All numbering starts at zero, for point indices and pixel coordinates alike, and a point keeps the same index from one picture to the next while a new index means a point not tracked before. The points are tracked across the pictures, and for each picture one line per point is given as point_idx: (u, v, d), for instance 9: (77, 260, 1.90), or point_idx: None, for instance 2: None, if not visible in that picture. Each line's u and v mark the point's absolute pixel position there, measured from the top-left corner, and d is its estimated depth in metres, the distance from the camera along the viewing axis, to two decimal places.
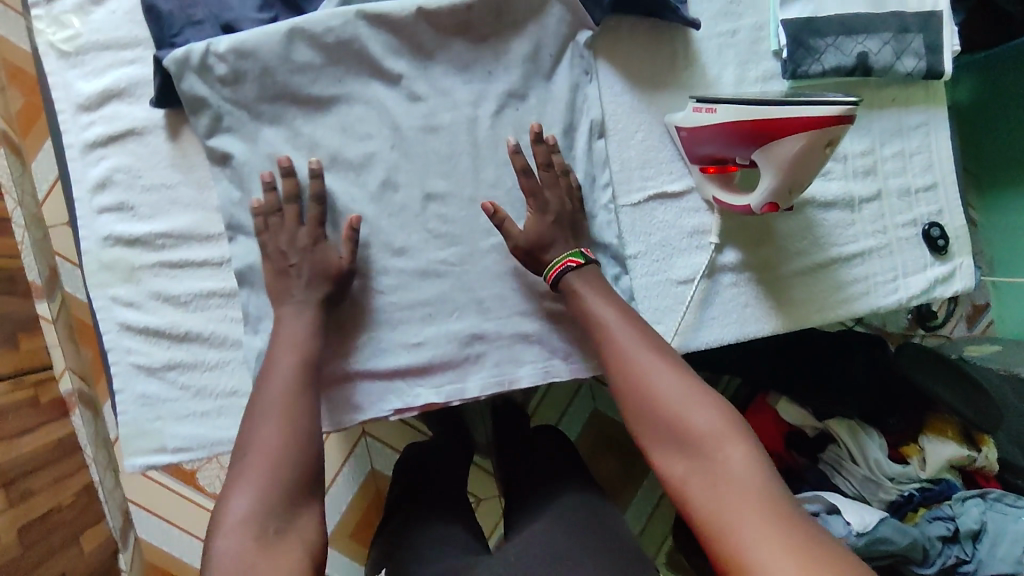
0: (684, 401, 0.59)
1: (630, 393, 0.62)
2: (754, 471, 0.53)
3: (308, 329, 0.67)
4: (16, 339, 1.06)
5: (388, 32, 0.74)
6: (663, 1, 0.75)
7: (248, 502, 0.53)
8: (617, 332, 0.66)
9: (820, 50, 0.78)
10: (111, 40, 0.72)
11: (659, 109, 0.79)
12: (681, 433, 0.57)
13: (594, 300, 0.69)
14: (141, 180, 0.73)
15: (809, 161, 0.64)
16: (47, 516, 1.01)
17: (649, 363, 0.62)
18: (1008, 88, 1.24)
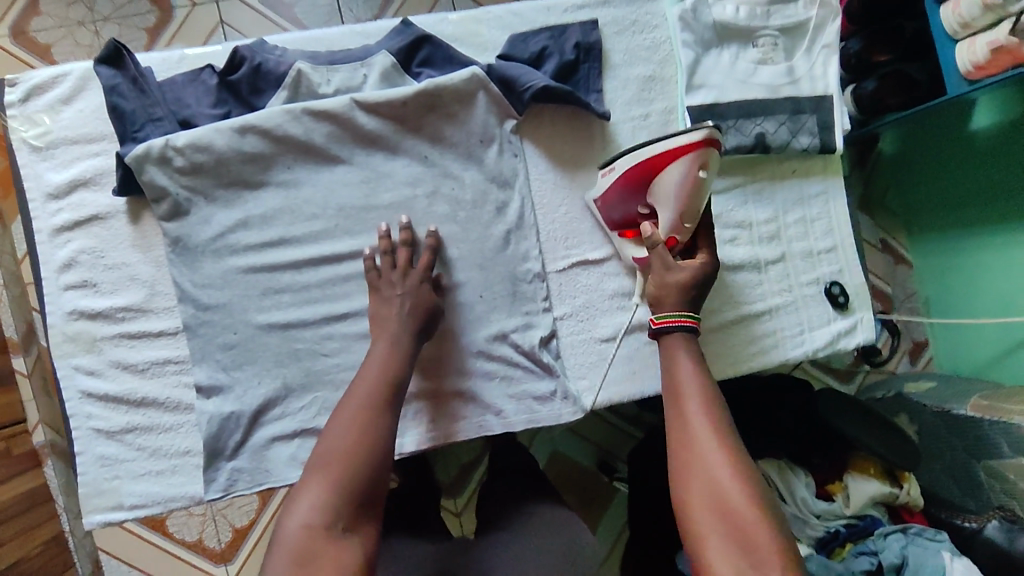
0: (750, 506, 0.56)
1: (692, 472, 0.59)
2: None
3: (392, 351, 0.70)
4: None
5: (331, 123, 0.82)
6: (577, 97, 0.84)
7: (310, 503, 0.57)
8: (693, 400, 0.64)
9: (722, 131, 0.87)
10: (79, 135, 0.80)
11: (580, 185, 0.88)
12: (737, 535, 0.55)
13: (684, 354, 0.67)
14: (104, 259, 0.80)
15: (693, 185, 0.72)
16: (12, 567, 1.06)
17: (724, 449, 0.60)
18: (925, 141, 1.33)
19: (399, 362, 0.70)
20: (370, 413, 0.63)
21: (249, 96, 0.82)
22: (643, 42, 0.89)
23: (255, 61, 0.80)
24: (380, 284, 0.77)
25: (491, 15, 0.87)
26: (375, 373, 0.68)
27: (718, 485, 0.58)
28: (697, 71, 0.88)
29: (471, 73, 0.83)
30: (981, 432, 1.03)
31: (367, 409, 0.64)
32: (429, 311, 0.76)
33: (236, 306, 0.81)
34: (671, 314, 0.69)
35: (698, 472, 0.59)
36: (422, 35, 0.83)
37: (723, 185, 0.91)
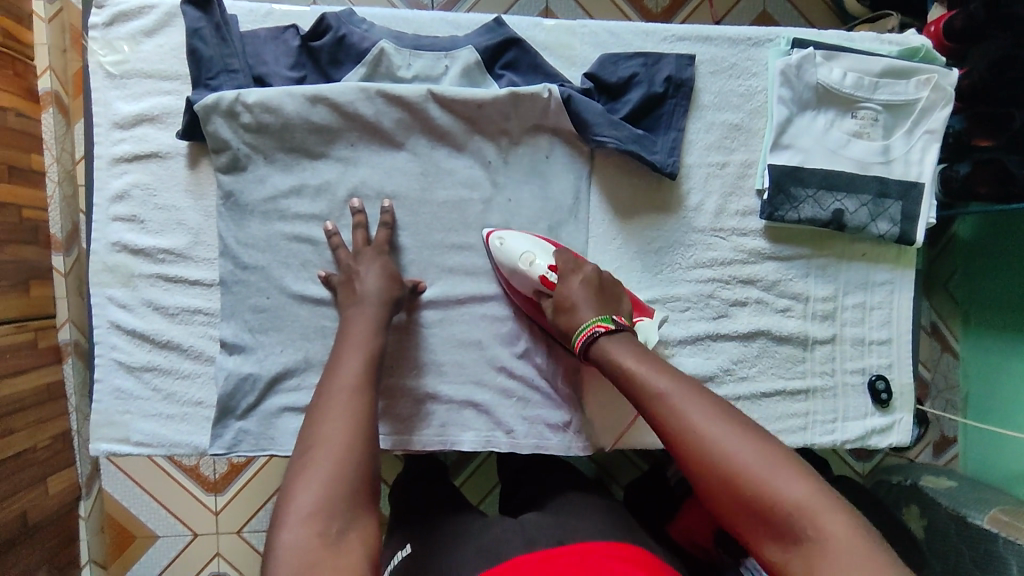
0: (768, 471, 0.52)
1: (699, 467, 0.55)
2: (863, 546, 0.47)
3: (369, 348, 0.68)
4: (27, 286, 1.20)
5: (403, 111, 0.80)
6: (641, 154, 0.80)
7: (312, 495, 0.52)
8: (661, 405, 0.60)
9: (799, 199, 0.84)
10: (153, 70, 0.79)
11: (638, 224, 0.85)
12: (771, 513, 0.51)
13: (629, 358, 0.65)
14: (155, 198, 0.79)
15: (508, 249, 0.79)
16: (20, 455, 1.14)
17: (719, 432, 0.56)
18: (1005, 231, 1.21)
19: (376, 348, 0.68)
20: (360, 398, 0.61)
21: (327, 66, 0.80)
22: (738, 88, 0.85)
23: (340, 32, 0.78)
24: (347, 261, 0.77)
25: (587, 29, 0.84)
26: (355, 365, 0.65)
27: (731, 470, 0.53)
28: (787, 131, 0.84)
29: (547, 90, 0.79)
30: (991, 547, 0.96)
31: (357, 392, 0.62)
32: (396, 287, 0.76)
33: (272, 269, 0.80)
34: (581, 332, 0.71)
35: (704, 468, 0.55)
36: (512, 37, 0.81)
37: (786, 254, 0.87)
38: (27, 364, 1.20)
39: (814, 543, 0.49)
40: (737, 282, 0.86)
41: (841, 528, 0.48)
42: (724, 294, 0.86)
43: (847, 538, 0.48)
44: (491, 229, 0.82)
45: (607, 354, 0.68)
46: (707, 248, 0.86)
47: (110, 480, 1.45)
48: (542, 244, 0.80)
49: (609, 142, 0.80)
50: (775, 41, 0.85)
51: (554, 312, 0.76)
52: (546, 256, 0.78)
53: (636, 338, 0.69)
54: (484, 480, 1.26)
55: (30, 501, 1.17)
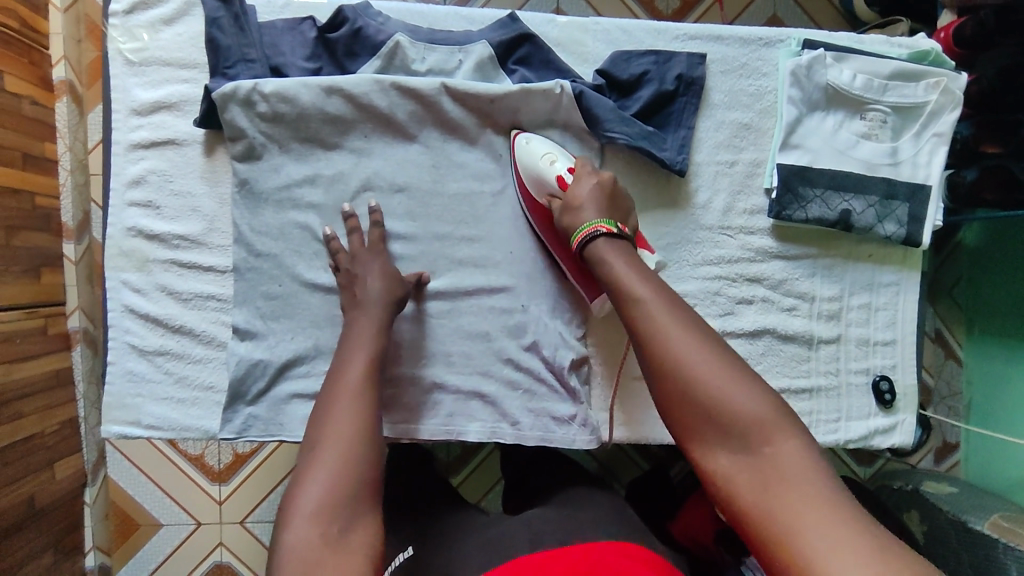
0: (730, 383, 0.54)
1: (662, 368, 0.57)
2: (808, 468, 0.49)
3: (372, 349, 0.68)
4: (38, 273, 1.26)
5: (416, 103, 0.81)
6: (651, 151, 0.81)
7: (317, 495, 0.53)
8: (641, 306, 0.61)
9: (807, 199, 0.84)
10: (172, 58, 0.80)
11: (646, 220, 0.86)
12: (724, 419, 0.53)
13: (620, 264, 0.67)
14: (171, 184, 0.80)
15: (531, 150, 0.81)
16: (28, 439, 1.20)
17: (691, 340, 0.57)
18: (1012, 238, 1.21)
19: (378, 350, 0.69)
20: (364, 398, 0.62)
21: (343, 57, 0.81)
22: (748, 88, 0.86)
23: (357, 24, 0.79)
24: (345, 264, 0.78)
25: (600, 26, 0.84)
26: (359, 366, 0.66)
27: (695, 375, 0.55)
28: (796, 131, 0.85)
29: (559, 86, 0.80)
30: (990, 553, 0.96)
31: (361, 392, 0.63)
32: (398, 286, 0.77)
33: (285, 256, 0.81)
34: (581, 229, 0.72)
35: (668, 369, 0.56)
36: (525, 33, 0.82)
37: (793, 253, 0.88)
38: (38, 349, 1.26)
39: (760, 454, 0.51)
40: (744, 280, 0.87)
41: (790, 447, 0.50)
42: (731, 292, 0.87)
43: (794, 455, 0.50)
44: (521, 129, 0.83)
45: (599, 255, 0.69)
46: (715, 246, 0.87)
47: (116, 469, 1.47)
48: (566, 152, 0.82)
49: (619, 138, 0.81)
50: (786, 42, 0.86)
51: (559, 211, 0.77)
52: (567, 160, 0.80)
53: (631, 248, 0.69)
54: (487, 476, 1.27)
55: (37, 486, 1.23)
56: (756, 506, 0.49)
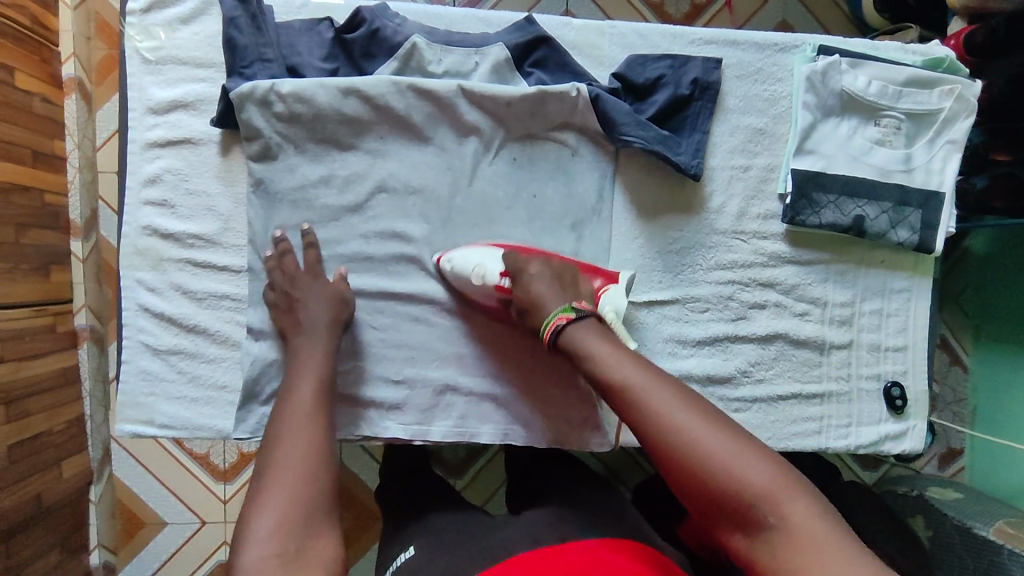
0: (733, 458, 0.53)
1: (664, 456, 0.56)
2: (825, 534, 0.49)
3: (324, 371, 0.71)
4: (47, 271, 1.29)
5: (432, 105, 0.81)
6: (667, 155, 0.81)
7: (272, 513, 0.54)
8: (628, 395, 0.60)
9: (820, 204, 0.85)
10: (188, 57, 0.80)
11: (660, 224, 0.86)
12: (738, 502, 0.52)
13: (597, 347, 0.65)
14: (186, 183, 0.80)
15: (459, 268, 0.80)
16: (38, 437, 1.23)
17: (685, 418, 0.56)
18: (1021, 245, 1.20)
19: (330, 371, 0.72)
20: (315, 421, 0.64)
21: (360, 58, 0.81)
22: (763, 93, 0.86)
23: (374, 26, 0.79)
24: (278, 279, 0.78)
25: (616, 30, 0.85)
26: (313, 387, 0.68)
27: (696, 455, 0.54)
28: (811, 136, 0.85)
29: (575, 89, 0.80)
30: (996, 559, 0.96)
31: (313, 415, 0.65)
32: (341, 309, 0.77)
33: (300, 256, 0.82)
34: (544, 326, 0.71)
35: (668, 456, 0.55)
36: (542, 36, 0.82)
37: (806, 258, 0.88)
38: (50, 346, 1.30)
39: (781, 529, 0.50)
40: (757, 285, 0.87)
41: (805, 516, 0.50)
42: (744, 297, 0.87)
43: (816, 525, 0.49)
44: (440, 254, 0.83)
45: (574, 344, 0.68)
46: (728, 250, 0.87)
47: (121, 467, 1.47)
48: (488, 251, 0.81)
49: (635, 142, 0.80)
50: (801, 47, 0.86)
51: (519, 312, 0.76)
52: (495, 261, 0.79)
53: (601, 326, 0.69)
54: (491, 481, 1.28)
55: (45, 484, 1.25)
56: None
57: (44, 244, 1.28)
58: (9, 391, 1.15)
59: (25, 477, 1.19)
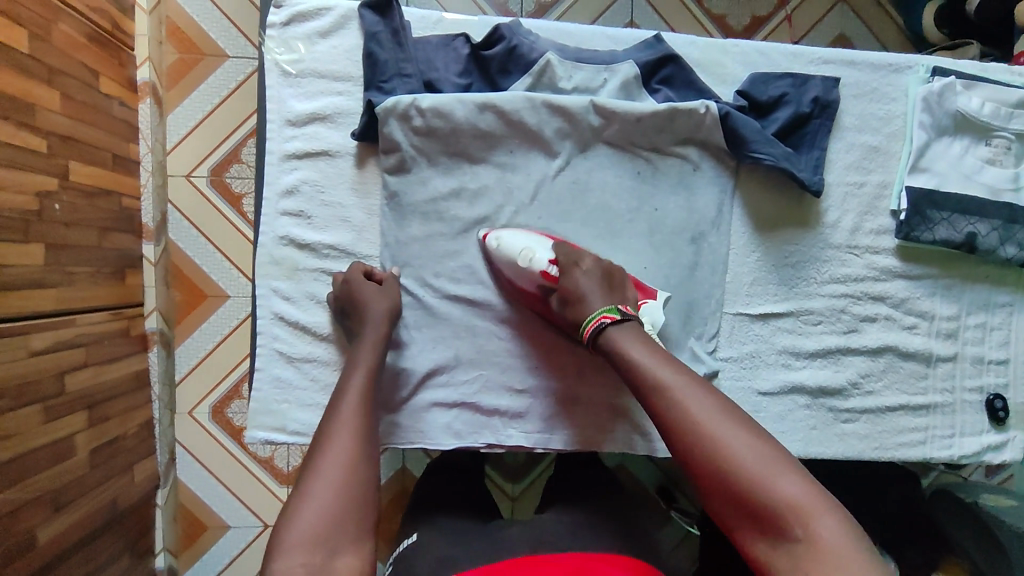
0: (765, 469, 0.54)
1: (695, 460, 0.57)
2: (849, 550, 0.49)
3: (370, 373, 0.70)
4: (122, 274, 1.28)
5: (562, 119, 0.83)
6: (793, 173, 0.84)
7: (310, 520, 0.55)
8: (661, 401, 0.61)
9: (934, 221, 0.87)
10: (326, 71, 0.81)
11: (779, 237, 0.88)
12: (761, 510, 0.53)
13: (637, 348, 0.66)
14: (323, 194, 0.82)
15: (506, 247, 0.80)
16: (113, 443, 1.24)
17: (719, 425, 0.57)
18: None
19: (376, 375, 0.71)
20: (360, 429, 0.63)
21: (495, 74, 0.83)
22: (878, 112, 0.89)
23: (512, 43, 0.81)
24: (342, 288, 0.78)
25: (739, 48, 0.87)
26: (356, 393, 0.67)
27: (727, 462, 0.55)
28: (925, 155, 0.88)
29: (705, 107, 0.82)
30: None
31: (357, 421, 0.64)
32: (393, 303, 0.78)
33: (431, 268, 0.83)
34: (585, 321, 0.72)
35: (701, 459, 0.57)
36: (671, 54, 0.84)
37: (916, 272, 0.90)
38: (123, 352, 1.28)
39: (801, 541, 0.50)
40: (868, 298, 0.90)
41: (832, 532, 0.50)
42: (856, 310, 0.89)
43: (834, 541, 0.49)
44: (487, 230, 0.83)
45: (614, 345, 0.68)
46: (841, 264, 0.89)
47: (187, 472, 1.45)
48: (539, 238, 0.81)
49: (766, 159, 0.82)
50: (914, 69, 0.89)
51: (561, 303, 0.76)
52: (546, 249, 0.80)
53: (643, 329, 0.69)
54: (531, 500, 1.29)
55: (119, 489, 1.25)
56: None
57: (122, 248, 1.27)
58: (90, 395, 1.17)
59: (103, 483, 1.20)
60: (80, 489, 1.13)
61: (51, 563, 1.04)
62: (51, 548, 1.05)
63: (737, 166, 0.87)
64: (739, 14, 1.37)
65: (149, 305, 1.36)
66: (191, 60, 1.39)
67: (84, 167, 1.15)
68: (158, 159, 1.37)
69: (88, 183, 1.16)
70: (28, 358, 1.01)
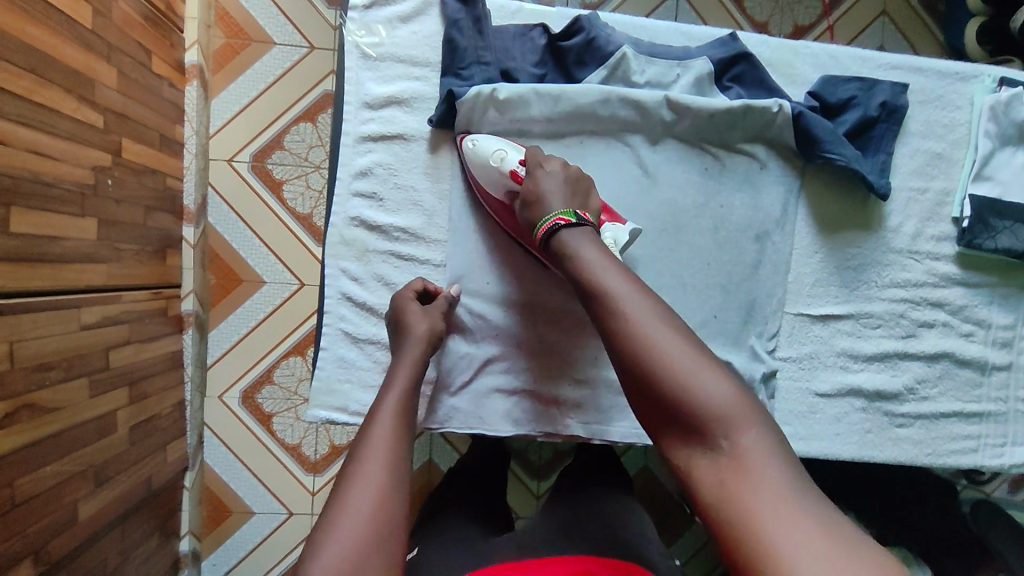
0: (699, 372, 0.52)
1: (630, 358, 0.55)
2: (769, 460, 0.47)
3: (403, 400, 0.65)
4: (163, 255, 1.20)
5: (635, 112, 0.83)
6: (864, 175, 0.85)
7: (344, 543, 0.50)
8: (604, 301, 0.59)
9: (997, 230, 0.88)
10: (405, 56, 0.83)
11: (840, 239, 0.89)
12: (688, 414, 0.51)
13: (587, 252, 0.64)
14: (396, 178, 0.83)
15: (480, 150, 0.79)
16: (150, 421, 1.16)
17: (658, 329, 0.55)
18: None
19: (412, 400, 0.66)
20: (397, 445, 0.59)
21: (571, 65, 0.84)
22: (942, 119, 0.90)
23: (591, 35, 0.83)
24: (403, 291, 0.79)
25: (809, 50, 0.89)
26: (392, 411, 0.63)
27: (657, 362, 0.53)
28: (988, 164, 0.89)
29: (778, 105, 0.83)
30: None
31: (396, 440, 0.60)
32: (441, 321, 0.77)
33: (503, 241, 0.84)
34: (543, 223, 0.70)
35: (634, 360, 0.55)
36: (744, 52, 0.85)
37: (975, 281, 0.91)
38: (160, 332, 1.19)
39: (725, 450, 0.49)
40: (926, 303, 0.90)
41: (756, 442, 0.48)
42: (914, 315, 0.90)
43: (758, 452, 0.48)
44: (463, 132, 0.82)
45: (565, 248, 0.66)
46: (901, 267, 0.90)
47: (213, 453, 1.35)
48: (515, 146, 0.80)
49: (838, 159, 0.83)
50: (981, 78, 0.90)
51: (522, 207, 0.74)
52: (517, 153, 0.79)
53: (596, 234, 0.67)
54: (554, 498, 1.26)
55: (154, 467, 1.17)
56: (711, 498, 0.48)
57: (166, 226, 1.20)
58: (133, 372, 1.10)
59: (141, 461, 1.13)
60: (119, 465, 1.06)
61: (86, 542, 0.97)
62: (88, 528, 0.98)
63: (805, 166, 0.88)
64: (782, 21, 1.32)
65: (188, 285, 1.27)
66: (239, 45, 1.31)
67: (134, 144, 1.08)
68: (201, 142, 1.29)
69: (138, 161, 1.09)
70: (78, 331, 0.95)
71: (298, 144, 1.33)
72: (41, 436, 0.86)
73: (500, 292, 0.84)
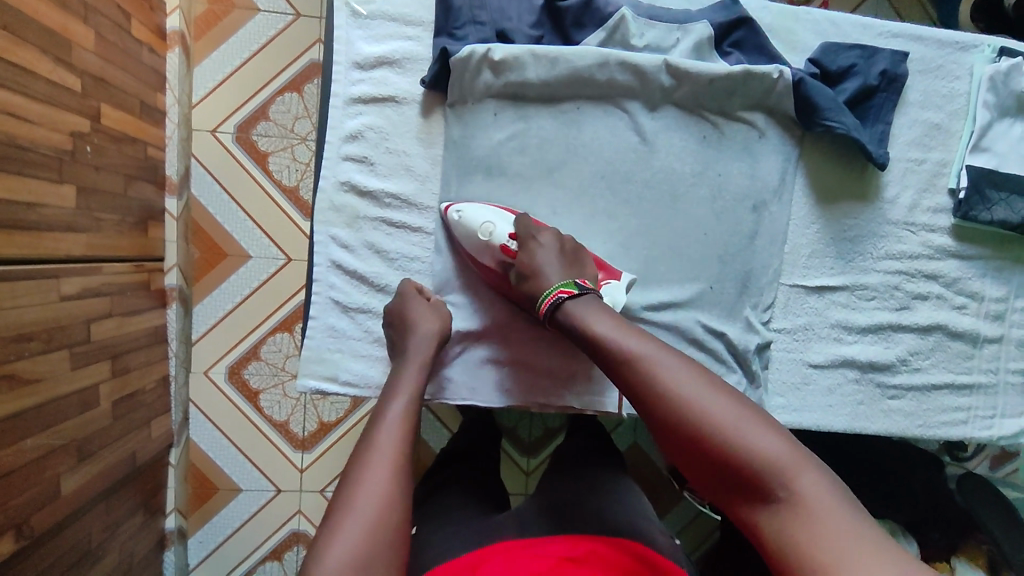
0: (746, 427, 0.54)
1: (672, 423, 0.57)
2: (833, 504, 0.50)
3: (411, 402, 0.66)
4: (145, 226, 1.16)
5: (633, 77, 0.81)
6: (865, 147, 0.84)
7: (349, 546, 0.51)
8: (630, 371, 0.60)
9: (993, 201, 0.87)
10: (397, 14, 0.80)
11: (836, 212, 0.88)
12: (744, 471, 0.53)
13: (598, 319, 0.65)
14: (388, 142, 0.81)
15: (467, 221, 0.78)
16: (133, 396, 1.13)
17: (694, 390, 0.57)
18: None
19: (418, 400, 0.67)
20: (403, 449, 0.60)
21: (569, 26, 0.82)
22: (942, 89, 0.89)
23: None
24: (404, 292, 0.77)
25: (810, 16, 0.87)
26: (399, 413, 0.64)
27: (703, 424, 0.55)
28: (986, 135, 0.88)
29: (778, 71, 0.81)
30: None
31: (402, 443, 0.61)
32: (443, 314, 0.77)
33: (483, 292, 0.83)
34: (545, 294, 0.70)
35: (678, 426, 0.56)
36: (745, 17, 0.83)
37: (969, 253, 0.91)
38: (142, 306, 1.16)
39: (785, 500, 0.51)
40: (921, 276, 0.90)
41: (815, 488, 0.50)
42: (909, 288, 0.90)
43: (821, 497, 0.50)
44: (448, 203, 0.80)
45: (574, 317, 0.67)
46: (897, 241, 0.89)
47: (199, 430, 1.32)
48: (501, 212, 0.79)
49: (839, 127, 0.82)
50: (980, 48, 0.89)
51: (517, 277, 0.74)
52: (506, 224, 0.78)
53: (599, 299, 0.68)
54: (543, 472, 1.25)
55: (139, 443, 1.14)
56: (787, 551, 0.49)
57: (148, 197, 1.16)
58: (116, 345, 1.07)
59: (125, 436, 1.10)
60: (102, 440, 1.03)
61: (68, 518, 0.95)
62: (72, 503, 0.95)
63: (803, 136, 0.87)
64: None
65: (172, 258, 1.24)
66: (222, 11, 1.27)
67: (114, 110, 1.04)
68: (184, 112, 1.25)
69: (118, 128, 1.05)
70: (58, 302, 0.92)
71: (284, 114, 1.29)
72: (21, 408, 0.84)
73: (493, 302, 0.82)
